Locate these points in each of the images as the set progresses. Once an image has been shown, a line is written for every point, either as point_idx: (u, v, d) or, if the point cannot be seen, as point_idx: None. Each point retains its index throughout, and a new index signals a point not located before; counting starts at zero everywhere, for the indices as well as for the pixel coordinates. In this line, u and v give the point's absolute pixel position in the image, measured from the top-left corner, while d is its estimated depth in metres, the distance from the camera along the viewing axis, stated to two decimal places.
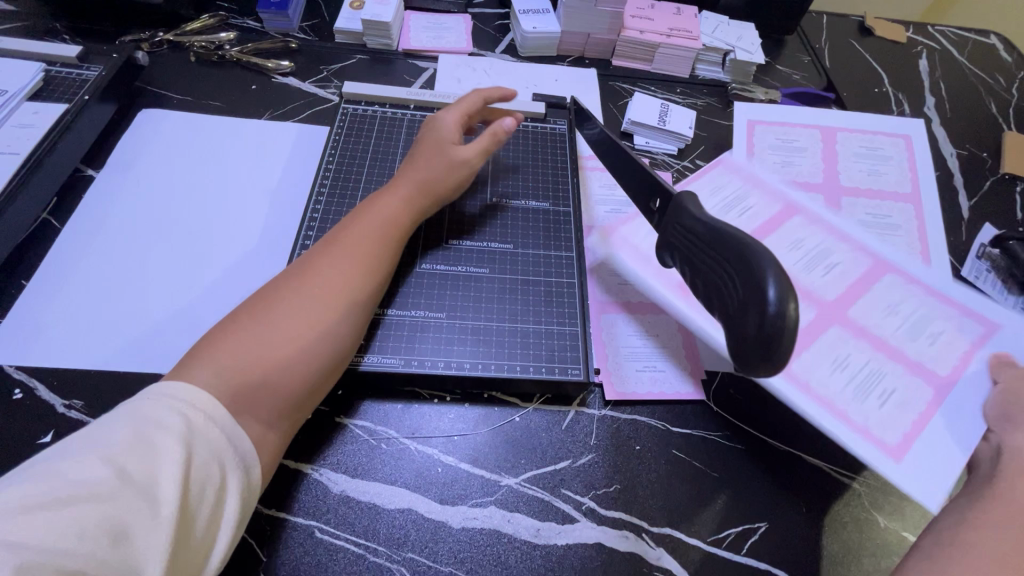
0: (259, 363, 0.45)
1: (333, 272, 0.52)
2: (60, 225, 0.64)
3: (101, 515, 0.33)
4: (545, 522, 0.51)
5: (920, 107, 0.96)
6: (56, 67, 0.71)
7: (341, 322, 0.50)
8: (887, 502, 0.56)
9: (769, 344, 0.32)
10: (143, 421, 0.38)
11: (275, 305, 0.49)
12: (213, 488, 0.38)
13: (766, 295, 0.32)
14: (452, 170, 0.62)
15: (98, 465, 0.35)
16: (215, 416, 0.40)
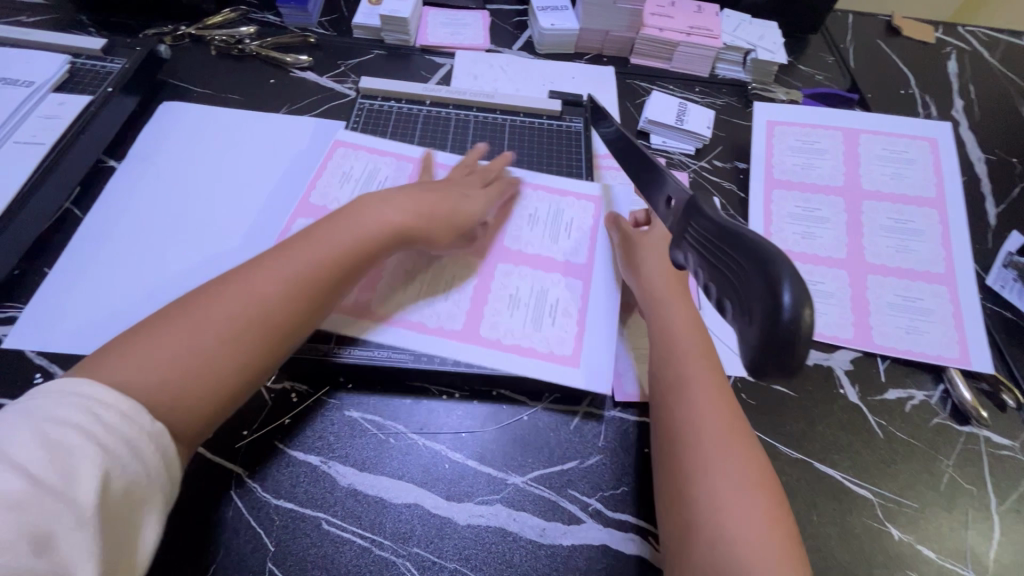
0: (161, 369, 0.43)
1: (268, 286, 0.49)
2: (82, 215, 0.65)
3: (14, 524, 0.32)
4: (551, 521, 0.51)
5: (948, 110, 0.93)
6: (81, 59, 0.72)
7: (281, 339, 0.49)
8: (901, 514, 0.55)
9: (782, 354, 0.26)
10: (51, 421, 0.37)
11: (226, 304, 0.47)
12: (135, 486, 0.38)
13: (781, 297, 0.26)
14: (473, 194, 0.63)
15: (11, 472, 0.34)
16: (131, 414, 0.39)
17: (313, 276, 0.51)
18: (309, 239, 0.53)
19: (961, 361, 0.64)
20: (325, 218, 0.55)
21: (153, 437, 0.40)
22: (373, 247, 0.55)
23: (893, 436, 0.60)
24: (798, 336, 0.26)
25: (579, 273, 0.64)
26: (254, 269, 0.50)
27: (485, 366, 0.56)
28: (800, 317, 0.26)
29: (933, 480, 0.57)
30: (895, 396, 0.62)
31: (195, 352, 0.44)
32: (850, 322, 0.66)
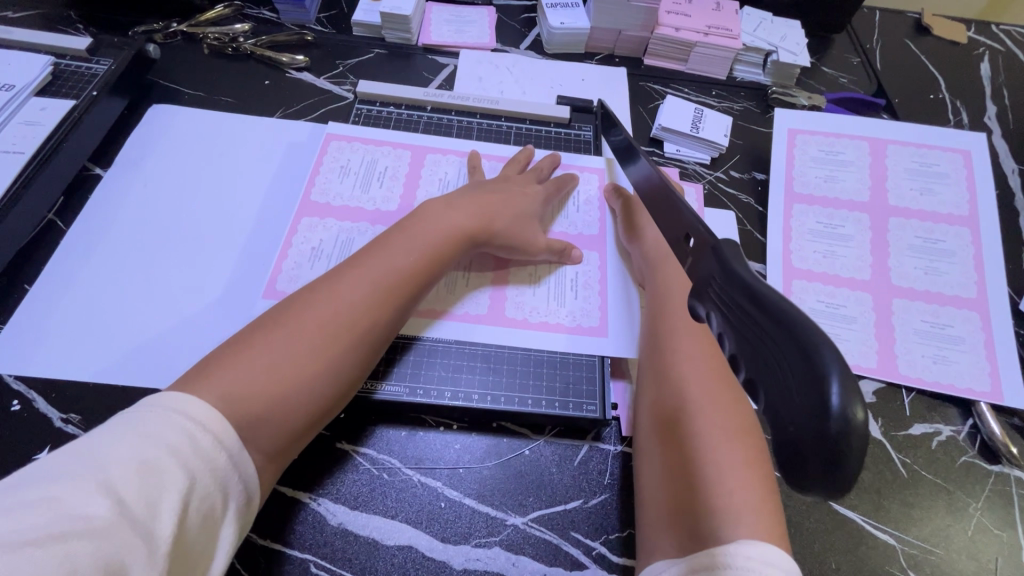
0: (263, 385, 0.44)
1: (349, 298, 0.50)
2: (65, 227, 0.62)
3: (93, 552, 0.31)
4: (552, 567, 0.48)
5: (979, 116, 0.88)
6: (66, 60, 0.69)
7: (347, 357, 0.48)
8: (926, 562, 0.52)
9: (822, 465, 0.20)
10: (146, 441, 0.36)
11: (300, 322, 0.48)
12: (209, 517, 0.37)
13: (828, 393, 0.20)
14: (530, 195, 0.63)
15: (98, 495, 0.33)
16: (224, 438, 0.39)
17: (393, 290, 0.52)
18: (380, 252, 0.54)
19: (991, 396, 0.60)
20: (393, 229, 0.56)
21: (236, 466, 0.39)
22: (443, 258, 0.55)
23: (917, 475, 0.56)
24: (848, 447, 0.20)
25: (593, 245, 0.64)
26: (333, 283, 0.51)
27: (516, 353, 0.57)
28: (852, 421, 0.20)
29: (960, 524, 0.54)
30: (921, 432, 0.59)
31: (293, 365, 0.45)
32: (873, 350, 0.62)
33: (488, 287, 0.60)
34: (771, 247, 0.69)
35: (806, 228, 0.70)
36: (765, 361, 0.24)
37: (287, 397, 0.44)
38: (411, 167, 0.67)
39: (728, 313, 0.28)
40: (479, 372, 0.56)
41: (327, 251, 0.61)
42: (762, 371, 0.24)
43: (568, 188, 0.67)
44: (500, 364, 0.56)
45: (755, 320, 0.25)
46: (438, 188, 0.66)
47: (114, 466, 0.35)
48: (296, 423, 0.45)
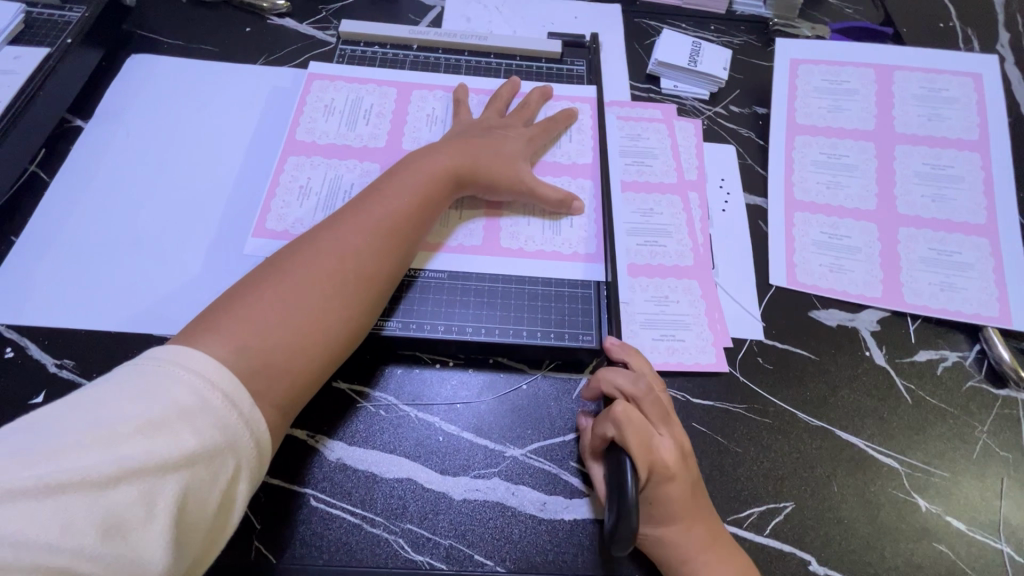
0: (269, 334, 0.43)
1: (348, 250, 0.49)
2: (48, 178, 0.61)
3: (94, 508, 0.32)
4: (552, 495, 0.48)
5: (991, 44, 0.84)
6: (38, 8, 0.67)
7: (352, 308, 0.47)
8: (929, 484, 0.51)
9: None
10: (153, 397, 0.36)
11: (298, 276, 0.46)
12: (219, 479, 0.37)
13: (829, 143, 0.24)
14: (515, 135, 0.61)
15: (98, 448, 0.33)
16: (234, 399, 0.38)
17: (392, 236, 0.51)
18: (374, 200, 0.52)
19: (999, 320, 0.59)
20: (386, 175, 0.55)
21: (248, 423, 0.39)
22: (437, 198, 0.54)
23: (921, 400, 0.55)
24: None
25: (587, 173, 0.62)
26: (331, 231, 0.49)
27: (513, 283, 0.56)
28: None
29: (966, 447, 0.53)
30: (926, 358, 0.58)
31: (300, 315, 0.45)
32: (877, 280, 0.61)
33: (481, 219, 0.59)
34: (777, 180, 0.67)
35: (812, 160, 0.68)
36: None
37: (297, 345, 0.44)
38: (397, 105, 0.65)
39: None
40: (474, 306, 0.55)
41: (316, 189, 0.59)
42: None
43: (557, 130, 0.64)
44: (495, 300, 0.55)
45: None
46: (426, 125, 0.64)
47: (121, 420, 0.35)
48: (308, 366, 0.45)
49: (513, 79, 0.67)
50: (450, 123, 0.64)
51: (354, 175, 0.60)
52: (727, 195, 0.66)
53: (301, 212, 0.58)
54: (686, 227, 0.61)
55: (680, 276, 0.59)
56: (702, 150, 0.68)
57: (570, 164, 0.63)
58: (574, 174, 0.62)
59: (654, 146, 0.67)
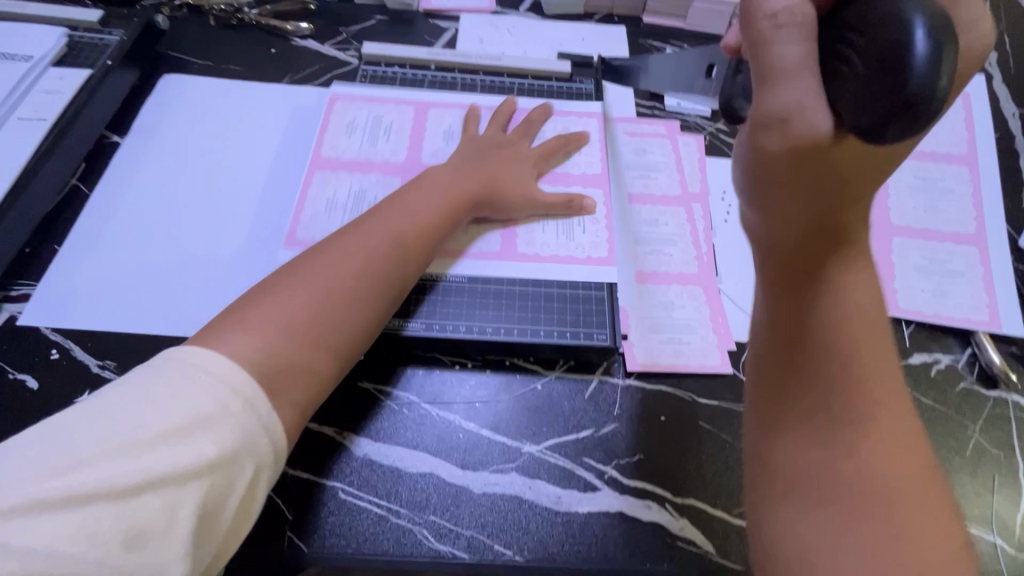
0: (292, 334, 0.46)
1: (362, 258, 0.52)
2: (89, 191, 0.65)
3: (124, 513, 0.35)
4: (567, 489, 0.51)
5: (980, 63, 0.88)
6: (79, 32, 0.71)
7: (362, 312, 0.50)
8: None
9: (899, 116, 0.29)
10: (175, 404, 0.38)
11: (315, 280, 0.49)
12: (236, 481, 0.39)
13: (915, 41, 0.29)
14: (527, 154, 0.65)
15: (125, 458, 0.36)
16: (253, 403, 0.40)
17: (405, 248, 0.54)
18: (389, 212, 0.56)
19: (989, 325, 0.62)
20: (405, 191, 0.58)
21: (263, 428, 0.40)
22: (454, 210, 0.58)
23: (916, 401, 0.58)
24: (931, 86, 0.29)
25: (596, 185, 0.66)
26: (352, 241, 0.53)
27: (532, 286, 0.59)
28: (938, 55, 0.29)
29: (958, 445, 0.56)
30: (920, 360, 0.61)
31: (321, 317, 0.48)
32: None
33: (497, 229, 0.62)
34: None
35: None
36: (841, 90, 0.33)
37: (315, 347, 0.47)
38: (415, 124, 0.69)
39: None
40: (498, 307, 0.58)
41: (342, 201, 0.63)
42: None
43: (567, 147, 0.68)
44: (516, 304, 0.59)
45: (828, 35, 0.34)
46: (444, 140, 0.68)
47: (146, 427, 0.37)
48: (325, 366, 0.48)
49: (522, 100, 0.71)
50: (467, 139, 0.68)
51: (377, 187, 0.64)
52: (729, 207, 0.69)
53: (328, 223, 0.62)
54: (689, 237, 0.65)
55: (686, 282, 0.62)
56: (705, 163, 0.72)
57: (581, 177, 0.66)
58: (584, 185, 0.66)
59: (659, 160, 0.70)
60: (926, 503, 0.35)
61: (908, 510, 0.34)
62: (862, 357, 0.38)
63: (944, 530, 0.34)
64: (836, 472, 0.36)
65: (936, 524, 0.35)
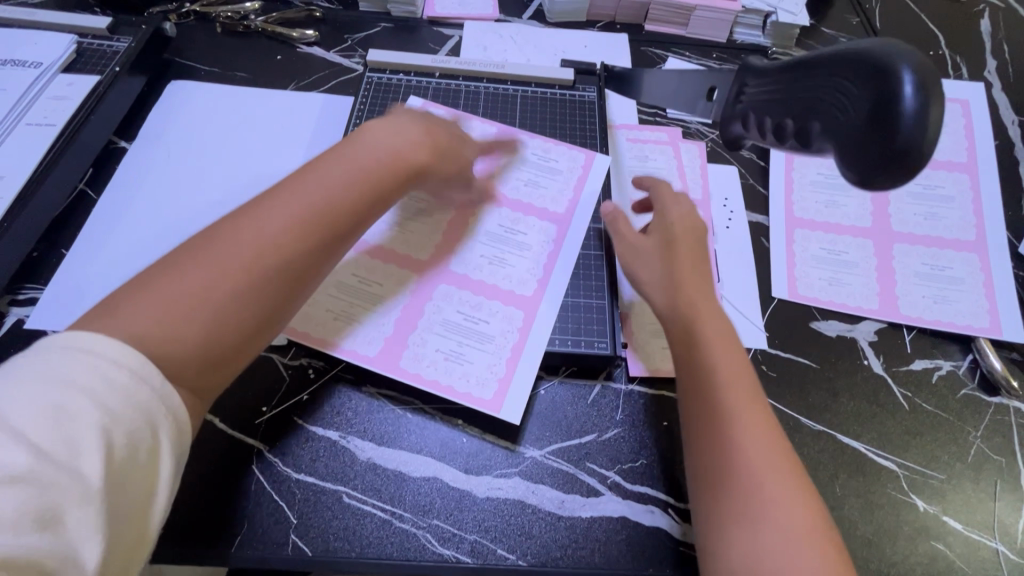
0: (180, 321, 0.39)
1: (268, 228, 0.44)
2: (96, 196, 0.66)
3: (24, 496, 0.31)
4: (570, 494, 0.51)
5: (979, 70, 0.89)
6: (88, 39, 0.72)
7: (261, 291, 0.43)
8: (927, 486, 0.54)
9: (893, 163, 0.36)
10: (50, 383, 0.34)
11: (206, 253, 0.42)
12: (144, 448, 0.35)
13: (907, 89, 0.35)
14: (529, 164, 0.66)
15: (11, 443, 0.32)
16: (141, 372, 0.36)
17: (321, 221, 0.46)
18: (311, 175, 0.48)
19: (991, 331, 0.62)
20: (336, 151, 0.50)
21: (164, 396, 0.37)
22: (394, 177, 0.51)
23: (918, 407, 0.58)
24: (919, 135, 0.35)
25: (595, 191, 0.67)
26: (262, 205, 0.45)
27: (536, 286, 0.59)
28: (923, 99, 0.35)
29: (960, 450, 0.56)
30: (922, 367, 0.61)
31: (215, 302, 0.41)
32: (874, 293, 0.64)
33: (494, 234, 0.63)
34: (779, 199, 0.71)
35: (811, 180, 0.72)
36: (838, 123, 0.39)
37: (212, 335, 0.40)
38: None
39: (771, 119, 0.46)
40: (497, 310, 0.57)
41: None
42: (829, 124, 0.40)
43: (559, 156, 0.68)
44: (519, 301, 0.58)
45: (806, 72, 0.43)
46: None
47: (19, 411, 0.33)
48: (227, 353, 0.42)
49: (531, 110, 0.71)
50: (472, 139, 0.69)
51: None
52: (731, 213, 0.69)
53: None
54: None
55: None
56: (707, 170, 0.72)
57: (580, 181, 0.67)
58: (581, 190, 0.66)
59: (661, 167, 0.71)
60: (794, 513, 0.42)
61: (769, 534, 0.41)
62: (737, 400, 0.46)
63: (806, 553, 0.40)
64: (716, 490, 0.44)
65: (804, 550, 0.40)
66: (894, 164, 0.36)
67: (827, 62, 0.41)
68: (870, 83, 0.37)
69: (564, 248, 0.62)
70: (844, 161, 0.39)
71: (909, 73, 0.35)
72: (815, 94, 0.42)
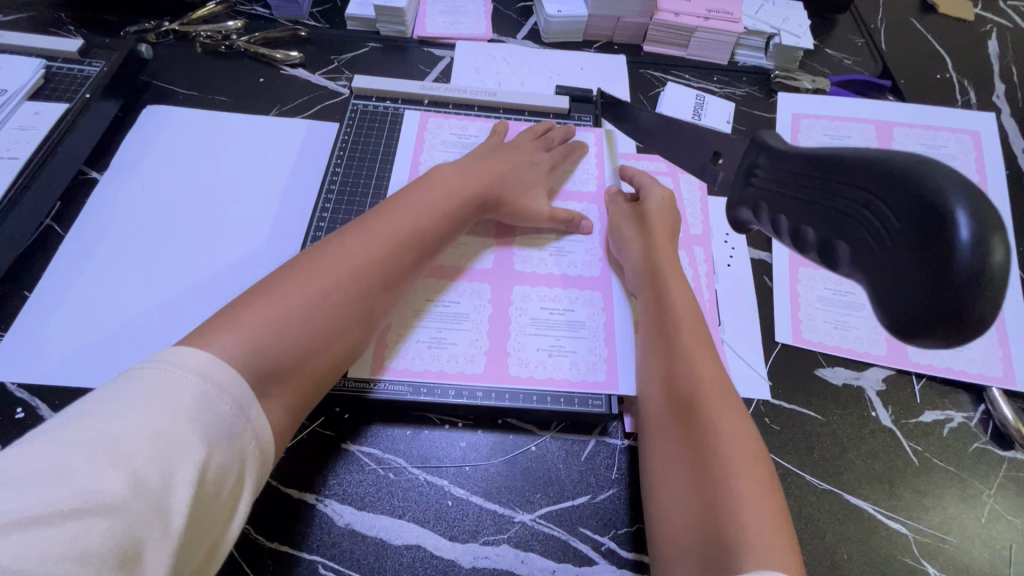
0: (296, 326, 0.43)
1: (355, 257, 0.48)
2: (62, 233, 0.62)
3: (111, 530, 0.30)
4: (561, 563, 0.48)
5: (987, 95, 0.86)
6: (58, 63, 0.69)
7: (350, 314, 0.46)
8: (940, 551, 0.51)
9: (942, 324, 0.26)
10: (158, 404, 0.34)
11: (308, 276, 0.45)
12: (230, 484, 0.35)
13: (956, 230, 0.25)
14: (539, 162, 0.64)
15: (112, 466, 0.31)
16: (245, 404, 0.37)
17: (406, 250, 0.51)
18: (388, 212, 0.52)
19: (1004, 381, 0.59)
20: (409, 191, 0.55)
21: (255, 430, 0.37)
22: (457, 211, 0.55)
23: (928, 462, 0.56)
24: (976, 291, 0.25)
25: (593, 201, 0.66)
26: (346, 236, 0.49)
27: (603, 265, 0.61)
28: (984, 250, 0.24)
29: (973, 510, 0.53)
30: (932, 419, 0.58)
31: (328, 312, 0.44)
32: (881, 338, 0.62)
33: (493, 246, 0.61)
34: None
35: None
36: (871, 255, 0.29)
37: (306, 349, 0.43)
38: (415, 134, 0.69)
39: (789, 221, 0.35)
40: (577, 296, 0.59)
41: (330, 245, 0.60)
42: (866, 254, 0.29)
43: (575, 155, 0.68)
44: (594, 283, 0.60)
45: (815, 180, 0.33)
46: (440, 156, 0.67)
47: (129, 432, 0.32)
48: (320, 368, 0.44)
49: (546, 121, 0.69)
50: (481, 139, 0.69)
51: None
52: (732, 250, 0.66)
53: None
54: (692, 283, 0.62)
55: None
56: (707, 203, 0.69)
57: (583, 188, 0.67)
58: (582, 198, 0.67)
59: None
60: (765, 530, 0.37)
61: (707, 448, 0.42)
62: (691, 342, 0.49)
63: (745, 469, 0.41)
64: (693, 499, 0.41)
65: (743, 462, 0.41)
66: (948, 327, 0.26)
67: (849, 166, 0.30)
68: (905, 210, 0.27)
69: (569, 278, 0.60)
70: (879, 302, 0.29)
71: (965, 213, 0.25)
72: (852, 209, 0.30)
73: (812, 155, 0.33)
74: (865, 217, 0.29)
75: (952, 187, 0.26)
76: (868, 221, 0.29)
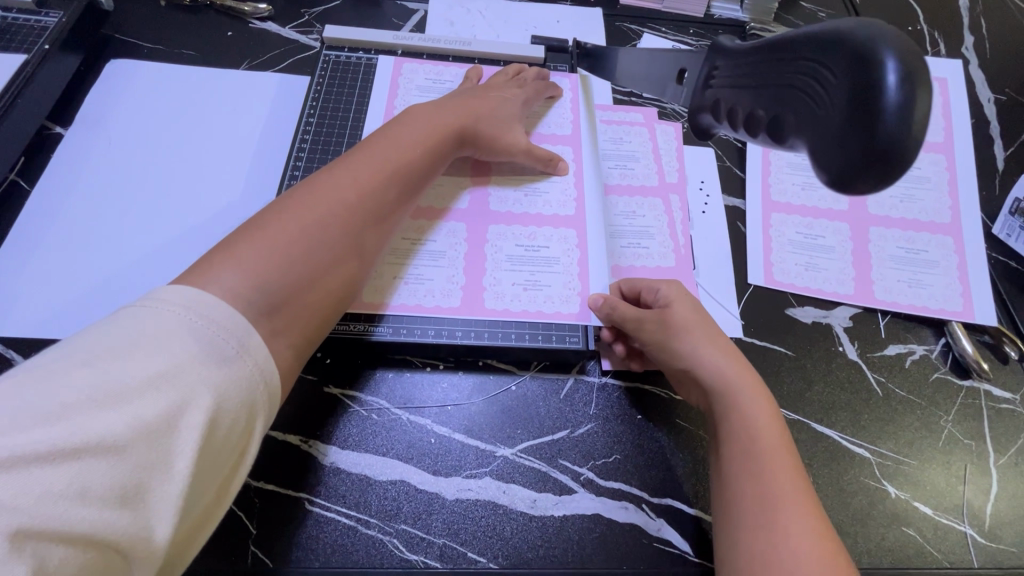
0: (295, 259, 0.42)
1: (343, 191, 0.47)
2: (29, 187, 0.61)
3: (114, 471, 0.30)
4: (542, 492, 0.49)
5: (957, 46, 0.87)
6: (13, 13, 0.66)
7: (344, 245, 0.46)
8: (899, 471, 0.54)
9: (870, 166, 0.33)
10: (160, 348, 0.33)
11: (299, 210, 0.44)
12: (239, 429, 0.34)
13: (885, 74, 0.32)
14: (514, 101, 0.63)
15: (114, 409, 0.31)
16: (249, 347, 0.36)
17: (394, 183, 0.50)
18: (372, 148, 0.52)
19: (963, 315, 0.62)
20: (384, 130, 0.54)
21: (263, 375, 0.36)
22: (438, 150, 0.55)
23: (891, 393, 0.58)
24: (904, 132, 0.32)
25: (568, 143, 0.67)
26: (329, 173, 0.48)
27: (579, 206, 0.62)
28: (904, 89, 0.32)
29: (932, 436, 0.56)
30: (895, 352, 0.60)
31: (327, 247, 0.44)
32: (849, 277, 0.64)
33: (469, 186, 0.61)
34: (755, 182, 0.68)
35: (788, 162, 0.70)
36: (811, 118, 0.37)
37: (307, 282, 0.43)
38: (389, 82, 0.68)
39: (742, 107, 0.45)
40: (552, 234, 0.60)
41: None
42: (804, 118, 0.37)
43: (550, 92, 0.68)
44: (570, 222, 0.61)
45: (778, 57, 0.40)
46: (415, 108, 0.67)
47: (131, 374, 0.31)
48: (322, 300, 0.44)
49: (518, 65, 0.69)
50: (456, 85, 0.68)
51: None
52: (706, 197, 0.68)
53: None
54: (668, 228, 0.63)
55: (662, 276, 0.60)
56: (681, 151, 0.69)
57: (559, 131, 0.67)
58: (557, 141, 0.67)
59: (637, 147, 0.68)
60: None
61: (766, 492, 0.43)
62: (750, 386, 0.49)
63: (807, 550, 0.40)
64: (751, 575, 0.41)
65: (803, 525, 0.42)
66: (881, 165, 0.33)
67: (805, 44, 0.37)
68: (842, 68, 0.35)
69: (547, 220, 0.61)
70: (819, 157, 0.36)
71: (890, 58, 0.32)
72: (797, 76, 0.38)
73: (765, 45, 0.42)
74: (812, 82, 0.37)
75: (883, 42, 0.33)
76: (814, 84, 0.37)
